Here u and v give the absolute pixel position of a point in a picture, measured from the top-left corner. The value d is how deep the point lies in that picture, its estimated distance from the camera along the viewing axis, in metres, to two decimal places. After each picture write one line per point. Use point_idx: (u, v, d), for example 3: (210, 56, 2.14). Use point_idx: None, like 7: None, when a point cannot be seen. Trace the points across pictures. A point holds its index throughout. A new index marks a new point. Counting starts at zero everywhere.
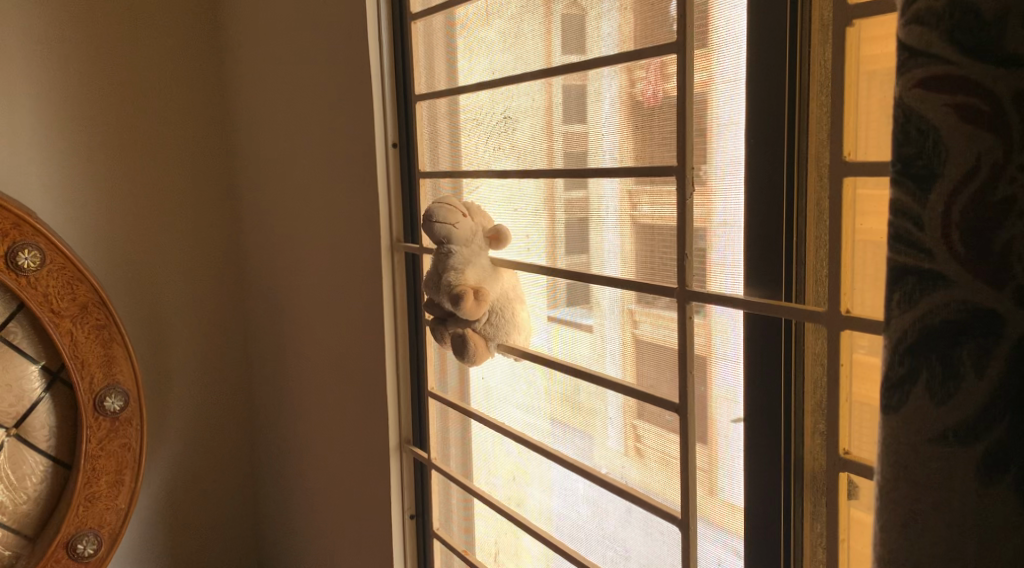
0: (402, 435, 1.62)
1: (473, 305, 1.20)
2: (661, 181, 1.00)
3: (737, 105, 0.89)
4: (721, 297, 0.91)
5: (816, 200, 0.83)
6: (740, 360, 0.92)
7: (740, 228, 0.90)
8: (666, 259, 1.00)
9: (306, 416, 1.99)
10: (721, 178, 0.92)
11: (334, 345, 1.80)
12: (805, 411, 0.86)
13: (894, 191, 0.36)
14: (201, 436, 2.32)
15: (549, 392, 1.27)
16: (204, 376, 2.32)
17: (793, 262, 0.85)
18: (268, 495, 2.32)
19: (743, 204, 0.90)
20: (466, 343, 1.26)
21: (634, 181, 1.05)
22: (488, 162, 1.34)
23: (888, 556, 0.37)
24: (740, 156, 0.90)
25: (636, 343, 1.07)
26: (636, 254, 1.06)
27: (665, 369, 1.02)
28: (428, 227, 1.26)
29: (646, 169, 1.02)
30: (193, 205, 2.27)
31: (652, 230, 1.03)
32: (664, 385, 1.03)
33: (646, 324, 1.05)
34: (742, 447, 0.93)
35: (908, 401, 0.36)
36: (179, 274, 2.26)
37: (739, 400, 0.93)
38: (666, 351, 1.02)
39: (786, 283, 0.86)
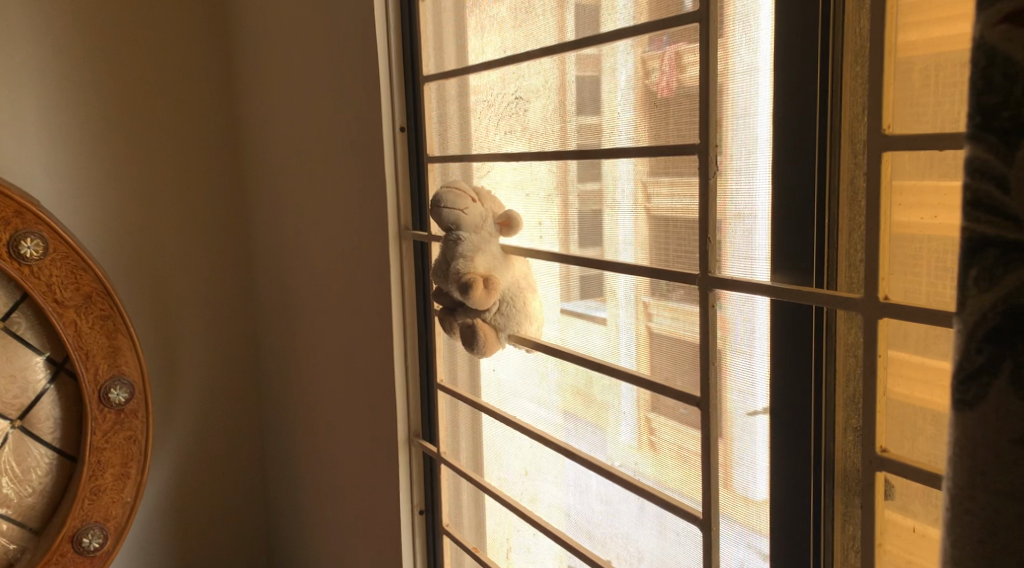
0: (410, 429, 1.58)
1: (484, 294, 1.15)
2: (683, 161, 0.94)
3: (763, 83, 0.84)
4: (746, 285, 0.85)
5: (850, 177, 0.78)
6: (765, 352, 0.86)
7: (766, 212, 0.85)
8: (685, 250, 0.95)
9: (315, 410, 1.94)
10: (744, 161, 0.86)
11: (342, 337, 1.76)
12: (837, 405, 0.81)
13: (977, 149, 0.40)
14: (209, 429, 2.29)
15: (562, 386, 1.21)
16: (211, 368, 2.28)
17: (825, 246, 0.80)
18: (276, 490, 2.28)
19: (769, 185, 0.84)
20: (475, 334, 1.21)
21: (650, 166, 1.00)
22: (500, 146, 1.29)
23: (958, 548, 0.43)
24: (768, 134, 0.84)
25: (650, 336, 1.02)
26: (650, 244, 1.01)
27: (680, 363, 0.98)
28: (436, 213, 1.21)
29: (660, 162, 0.98)
30: (200, 194, 2.23)
31: (666, 221, 0.98)
32: (683, 378, 0.98)
33: (660, 316, 1.00)
34: (767, 443, 0.87)
35: (989, 389, 0.41)
36: (185, 264, 2.22)
37: (764, 395, 0.87)
38: (683, 343, 0.97)
39: (817, 267, 0.81)
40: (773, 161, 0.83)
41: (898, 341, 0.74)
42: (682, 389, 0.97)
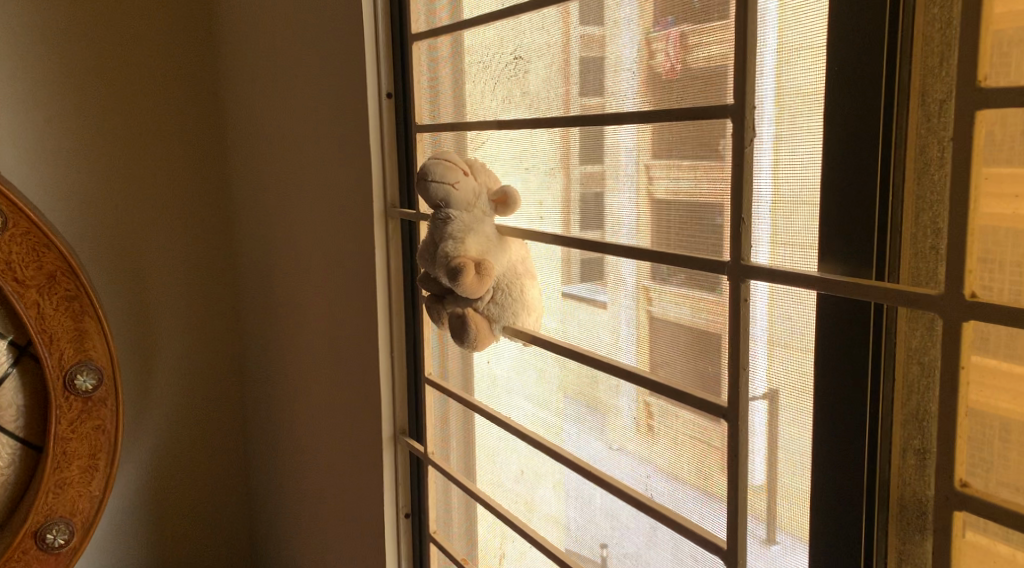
0: (396, 425, 1.44)
1: (474, 281, 1.02)
2: (705, 127, 0.83)
3: (812, 37, 0.70)
4: (796, 277, 0.70)
5: (920, 148, 0.66)
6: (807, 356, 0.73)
7: (815, 190, 0.72)
8: (691, 239, 0.85)
9: (300, 406, 1.80)
10: (786, 129, 0.73)
11: (328, 327, 1.61)
12: (894, 420, 0.69)
13: None
14: (189, 418, 2.14)
15: (564, 385, 1.08)
16: (191, 354, 2.13)
17: (881, 229, 0.69)
18: (260, 483, 2.14)
19: (817, 157, 0.71)
20: (465, 325, 1.06)
21: (654, 143, 0.89)
22: (496, 113, 1.15)
23: None
24: (816, 95, 0.71)
25: (650, 320, 0.91)
26: (652, 228, 0.90)
27: (680, 349, 0.87)
28: (422, 187, 1.07)
29: (665, 142, 0.88)
30: (180, 167, 2.07)
31: (667, 206, 0.88)
32: (703, 381, 0.85)
33: (665, 306, 0.89)
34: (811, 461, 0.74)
35: None
36: (164, 243, 2.07)
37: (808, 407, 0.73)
38: (682, 330, 0.87)
39: (879, 258, 0.70)
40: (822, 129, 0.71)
41: (984, 350, 0.60)
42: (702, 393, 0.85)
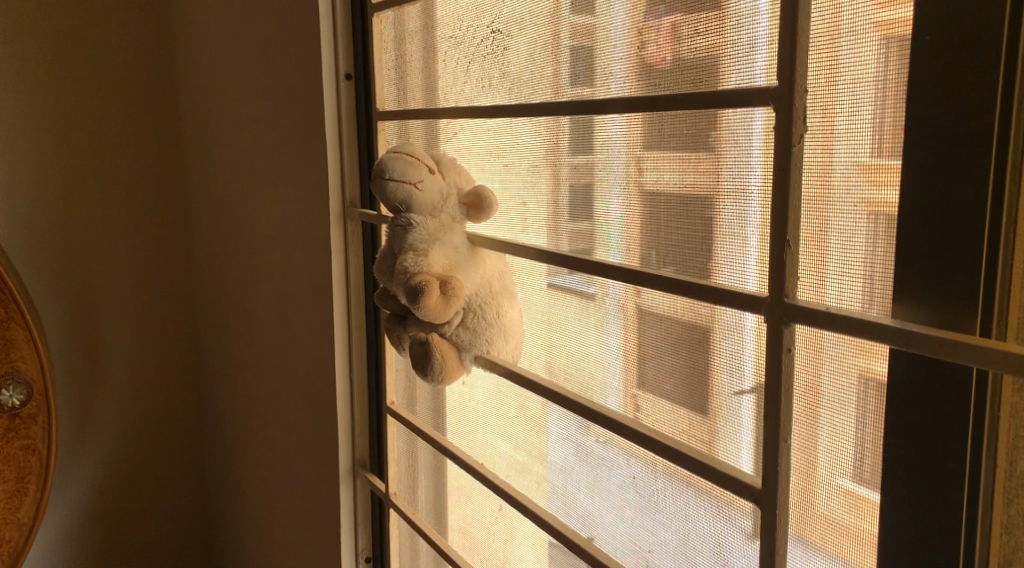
0: (355, 458, 1.26)
1: (439, 303, 0.83)
2: (701, 118, 0.69)
3: (890, 12, 0.57)
4: (885, 327, 0.53)
5: None
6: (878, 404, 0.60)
7: (886, 200, 0.59)
8: (678, 250, 0.71)
9: (257, 431, 1.60)
10: (850, 120, 0.59)
11: (285, 342, 1.42)
12: (995, 504, 0.59)
13: None
14: (139, 428, 1.94)
15: (546, 430, 0.91)
16: (142, 358, 1.92)
17: (995, 259, 0.57)
18: (216, 498, 1.94)
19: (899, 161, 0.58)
20: (429, 354, 0.88)
21: (643, 131, 0.74)
22: (469, 97, 0.97)
23: None
24: (889, 79, 0.58)
25: (640, 314, 0.76)
26: (638, 231, 0.75)
27: (671, 368, 0.73)
28: (378, 186, 0.88)
29: (654, 130, 0.73)
30: (131, 156, 1.86)
31: (656, 199, 0.73)
32: (694, 436, 0.72)
33: (653, 340, 0.75)
34: (834, 481, 0.62)
35: None
36: (111, 241, 1.85)
37: (829, 427, 0.62)
38: (673, 337, 0.73)
39: (984, 310, 0.57)
40: (900, 124, 0.58)
41: None
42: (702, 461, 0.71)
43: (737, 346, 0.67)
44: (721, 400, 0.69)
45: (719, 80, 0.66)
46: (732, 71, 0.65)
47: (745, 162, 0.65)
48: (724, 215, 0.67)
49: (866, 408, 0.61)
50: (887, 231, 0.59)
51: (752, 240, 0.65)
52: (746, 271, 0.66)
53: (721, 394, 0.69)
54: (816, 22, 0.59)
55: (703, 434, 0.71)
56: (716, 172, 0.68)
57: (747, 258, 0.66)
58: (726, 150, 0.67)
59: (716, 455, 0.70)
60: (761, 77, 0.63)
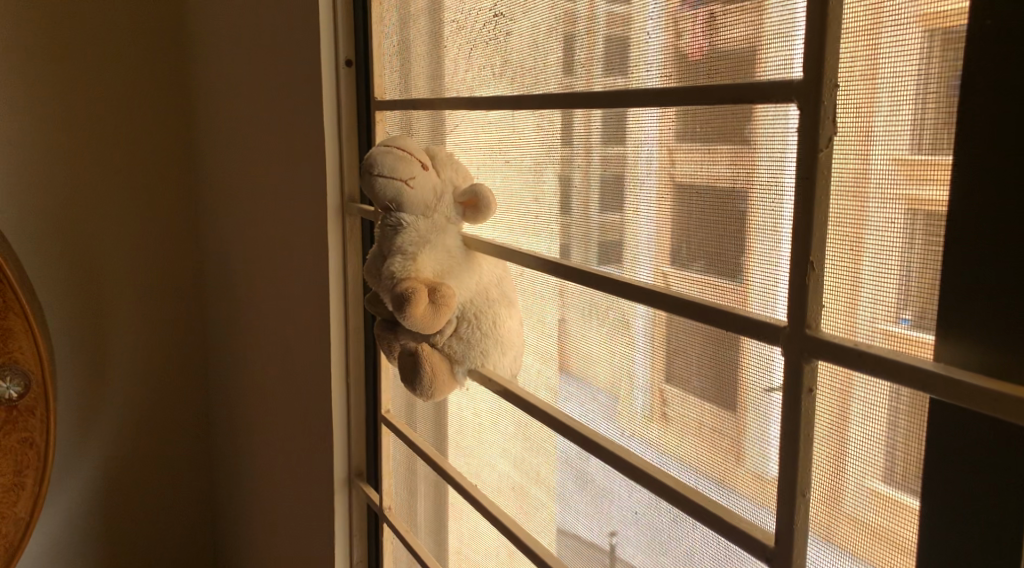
0: (351, 467, 1.20)
1: (426, 312, 0.75)
2: (731, 114, 0.60)
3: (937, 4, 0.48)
4: (936, 376, 0.45)
5: None
6: (918, 409, 0.52)
7: (937, 198, 0.50)
8: (711, 239, 0.63)
9: (258, 429, 1.53)
10: (890, 119, 0.51)
11: (284, 344, 1.34)
12: None
13: None
14: (146, 422, 1.87)
15: (546, 452, 0.84)
16: (150, 350, 1.85)
17: None
18: (222, 493, 1.88)
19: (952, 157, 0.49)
20: (418, 366, 0.80)
21: (677, 125, 0.65)
22: (470, 86, 0.89)
23: None
24: (931, 83, 0.49)
25: (667, 318, 0.67)
26: (670, 234, 0.66)
27: (696, 385, 0.65)
28: (366, 182, 0.80)
29: (688, 125, 0.64)
30: (139, 143, 1.78)
31: (691, 187, 0.64)
32: (717, 446, 0.63)
33: (680, 349, 0.66)
34: (864, 483, 0.54)
35: None
36: (119, 230, 1.77)
37: (860, 426, 0.54)
38: (698, 355, 0.65)
39: None
40: (949, 118, 0.49)
41: None
42: (727, 471, 0.62)
43: (766, 371, 0.59)
44: (750, 400, 0.60)
45: (756, 70, 0.58)
46: (770, 62, 0.57)
47: (779, 161, 0.57)
48: (756, 220, 0.59)
49: (901, 409, 0.52)
50: (927, 238, 0.50)
51: (783, 258, 0.57)
52: (776, 297, 0.58)
53: (750, 426, 0.61)
54: (855, 8, 0.51)
55: (728, 436, 0.62)
56: (751, 171, 0.59)
57: (777, 278, 0.58)
58: (761, 150, 0.58)
59: (732, 500, 0.62)
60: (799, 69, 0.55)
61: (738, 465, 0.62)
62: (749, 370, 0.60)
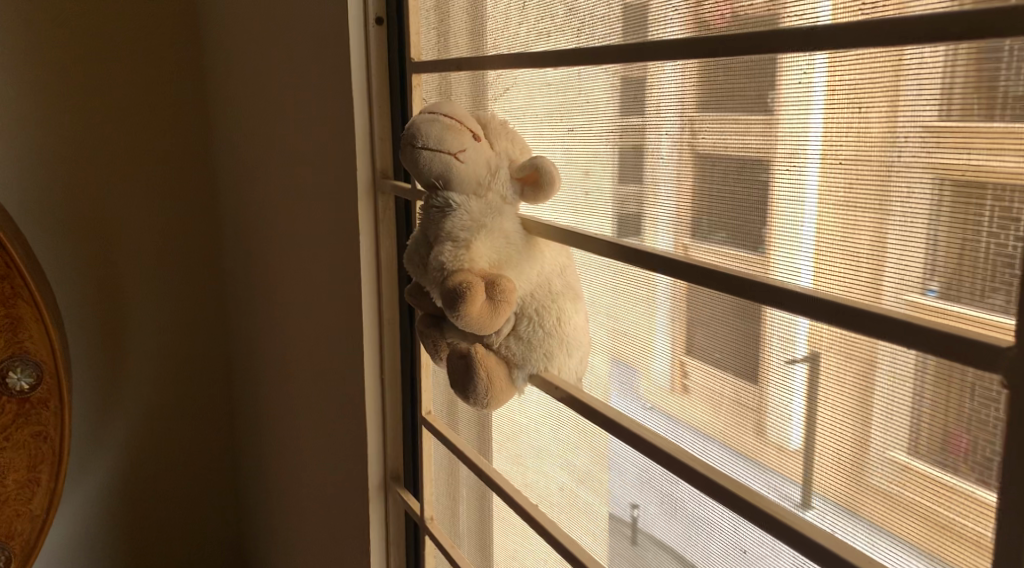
0: (386, 472, 1.09)
1: (485, 310, 0.64)
2: (748, 68, 0.55)
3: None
4: None
5: None
6: (945, 377, 0.46)
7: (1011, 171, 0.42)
8: (732, 211, 0.57)
9: (283, 418, 1.42)
10: (920, 76, 0.46)
11: (311, 334, 1.23)
12: None
13: None
14: (165, 409, 1.77)
15: (621, 469, 0.72)
16: (167, 334, 1.75)
17: None
18: (246, 482, 1.79)
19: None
20: (472, 371, 0.69)
21: (697, 81, 0.59)
22: (525, 42, 0.77)
23: None
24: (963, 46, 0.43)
25: (685, 288, 0.62)
26: (688, 204, 0.61)
27: (719, 356, 0.60)
28: (408, 156, 0.69)
29: (706, 83, 0.58)
30: (153, 117, 1.66)
31: (710, 154, 0.58)
32: (736, 418, 0.59)
33: (701, 322, 0.61)
34: (890, 456, 0.49)
35: None
36: (134, 211, 1.67)
37: None
38: (717, 322, 0.60)
39: None
40: (982, 84, 0.43)
41: None
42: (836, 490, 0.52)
43: (789, 339, 0.54)
44: (774, 372, 0.55)
45: (782, 15, 0.52)
46: (795, 5, 0.51)
47: (800, 122, 0.52)
48: (777, 190, 0.54)
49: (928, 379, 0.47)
50: (954, 204, 0.44)
51: (807, 225, 0.52)
52: (798, 265, 0.53)
53: (771, 395, 0.56)
54: None
55: (751, 410, 0.58)
56: (769, 140, 0.54)
57: (799, 244, 0.53)
58: (783, 114, 0.53)
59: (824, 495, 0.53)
60: (826, 13, 0.49)
61: (761, 438, 0.57)
62: (770, 339, 0.56)
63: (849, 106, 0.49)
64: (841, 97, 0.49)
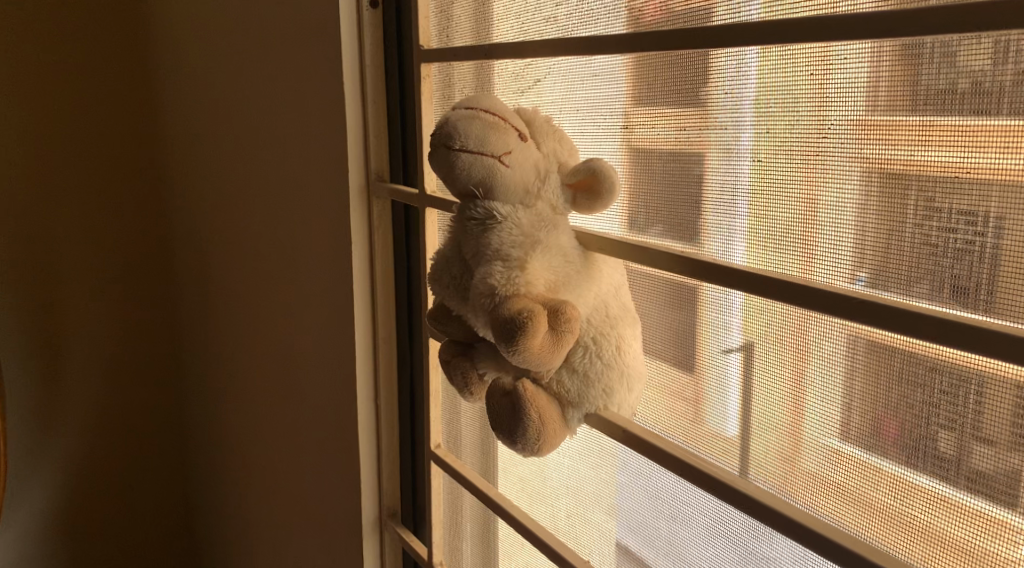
0: (383, 510, 0.98)
1: (546, 345, 0.54)
2: (693, 60, 0.57)
3: None
4: None
5: None
6: (870, 362, 0.49)
7: (919, 162, 0.46)
8: (669, 199, 0.61)
9: (249, 442, 1.30)
10: (845, 75, 0.48)
11: (287, 355, 1.10)
12: None
13: None
14: (109, 431, 1.61)
15: (687, 520, 0.63)
16: (111, 349, 1.59)
17: None
18: (202, 506, 1.64)
19: (942, 115, 0.44)
20: (522, 415, 0.59)
21: (636, 76, 0.62)
22: (563, 28, 0.67)
23: None
24: (886, 47, 0.46)
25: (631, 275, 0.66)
26: (630, 194, 0.64)
27: (666, 346, 0.63)
28: (437, 159, 0.58)
29: (643, 77, 0.61)
30: (92, 112, 1.51)
31: (648, 146, 0.62)
32: (677, 402, 0.63)
33: (644, 311, 0.65)
34: (823, 442, 0.52)
35: None
36: (72, 215, 1.51)
37: (921, 404, 0.47)
38: (656, 314, 0.64)
39: None
40: (904, 81, 0.46)
41: None
42: (786, 478, 0.55)
43: (724, 327, 0.58)
44: (710, 360, 0.60)
45: (709, 13, 0.55)
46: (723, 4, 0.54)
47: (737, 113, 0.55)
48: (711, 181, 0.57)
49: (859, 366, 0.50)
50: (881, 194, 0.47)
51: (741, 215, 0.55)
52: (732, 250, 0.56)
53: (709, 378, 0.60)
54: None
55: (689, 397, 0.62)
56: (704, 133, 0.57)
57: (734, 223, 0.56)
58: (714, 109, 0.56)
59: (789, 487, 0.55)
60: (756, 11, 0.52)
61: (699, 423, 0.61)
62: (705, 328, 0.60)
63: (780, 104, 0.52)
64: (774, 94, 0.52)
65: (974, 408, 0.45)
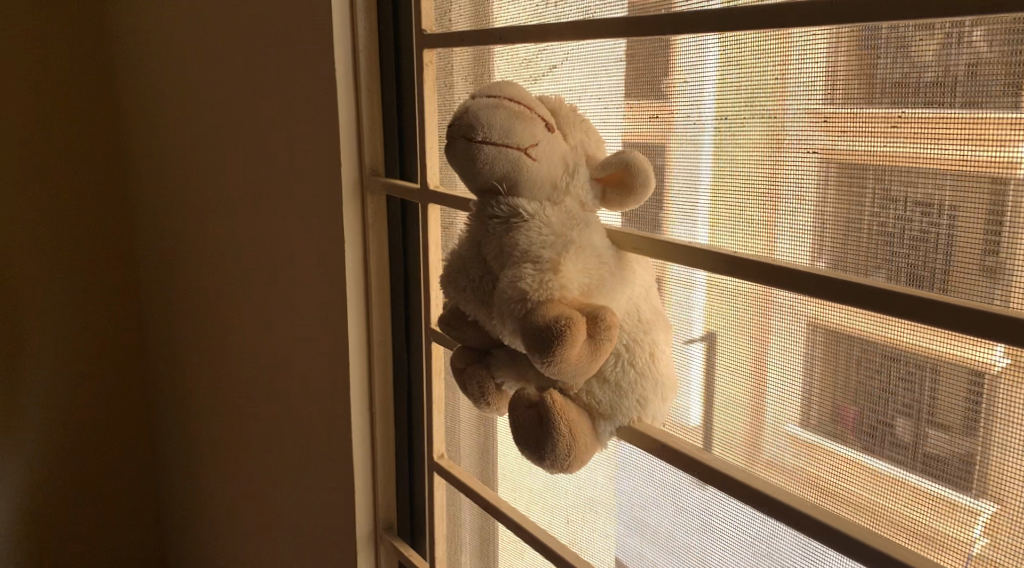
0: (379, 521, 0.93)
1: (582, 352, 0.50)
2: (658, 49, 0.56)
3: None
4: None
5: None
6: (829, 349, 0.49)
7: (872, 151, 0.46)
8: None
9: (227, 452, 1.23)
10: (802, 67, 0.48)
11: (270, 361, 1.04)
12: None
13: None
14: (76, 442, 1.54)
15: (722, 538, 0.59)
16: (77, 358, 1.52)
17: None
18: (175, 518, 1.57)
19: (898, 106, 0.44)
20: (550, 429, 0.54)
21: (609, 63, 0.61)
22: (584, 10, 0.61)
23: None
24: (843, 37, 0.46)
25: None
26: None
27: None
28: (451, 149, 0.54)
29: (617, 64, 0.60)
30: (55, 106, 1.43)
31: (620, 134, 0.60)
32: None
33: None
34: (783, 428, 0.52)
35: None
36: (31, 214, 1.42)
37: (882, 391, 0.47)
38: None
39: None
40: (860, 71, 0.45)
41: None
42: (746, 461, 0.55)
43: (685, 314, 0.58)
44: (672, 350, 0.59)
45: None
46: None
47: (700, 100, 0.54)
48: (674, 171, 0.56)
49: (818, 354, 0.50)
50: (839, 185, 0.47)
51: (702, 202, 0.55)
52: (695, 236, 0.56)
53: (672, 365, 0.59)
54: None
55: None
56: (666, 123, 0.57)
57: (696, 209, 0.55)
58: (677, 101, 0.56)
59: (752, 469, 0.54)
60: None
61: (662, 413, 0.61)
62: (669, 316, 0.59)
63: (738, 94, 0.51)
64: (732, 85, 0.52)
65: (930, 393, 0.45)
